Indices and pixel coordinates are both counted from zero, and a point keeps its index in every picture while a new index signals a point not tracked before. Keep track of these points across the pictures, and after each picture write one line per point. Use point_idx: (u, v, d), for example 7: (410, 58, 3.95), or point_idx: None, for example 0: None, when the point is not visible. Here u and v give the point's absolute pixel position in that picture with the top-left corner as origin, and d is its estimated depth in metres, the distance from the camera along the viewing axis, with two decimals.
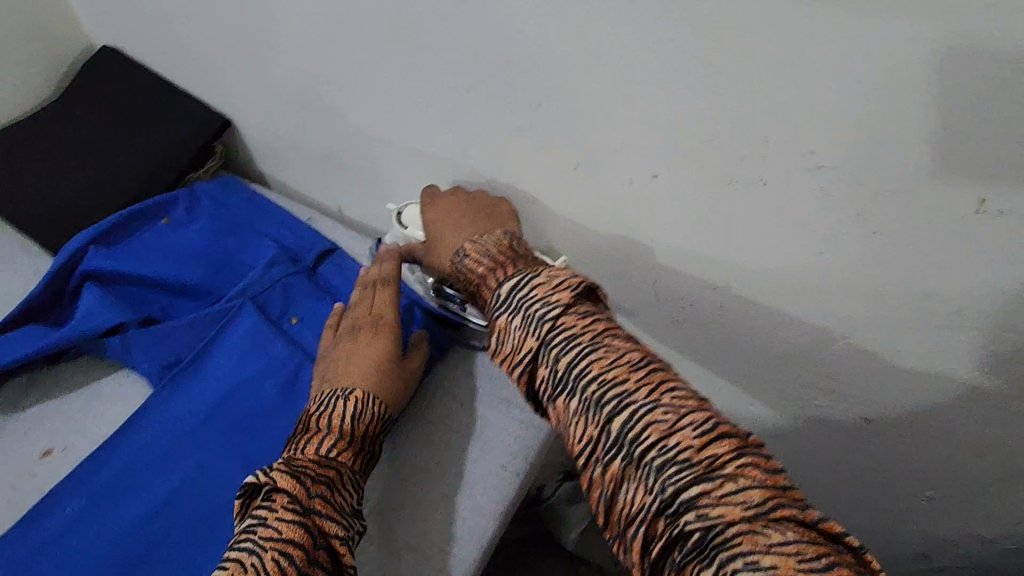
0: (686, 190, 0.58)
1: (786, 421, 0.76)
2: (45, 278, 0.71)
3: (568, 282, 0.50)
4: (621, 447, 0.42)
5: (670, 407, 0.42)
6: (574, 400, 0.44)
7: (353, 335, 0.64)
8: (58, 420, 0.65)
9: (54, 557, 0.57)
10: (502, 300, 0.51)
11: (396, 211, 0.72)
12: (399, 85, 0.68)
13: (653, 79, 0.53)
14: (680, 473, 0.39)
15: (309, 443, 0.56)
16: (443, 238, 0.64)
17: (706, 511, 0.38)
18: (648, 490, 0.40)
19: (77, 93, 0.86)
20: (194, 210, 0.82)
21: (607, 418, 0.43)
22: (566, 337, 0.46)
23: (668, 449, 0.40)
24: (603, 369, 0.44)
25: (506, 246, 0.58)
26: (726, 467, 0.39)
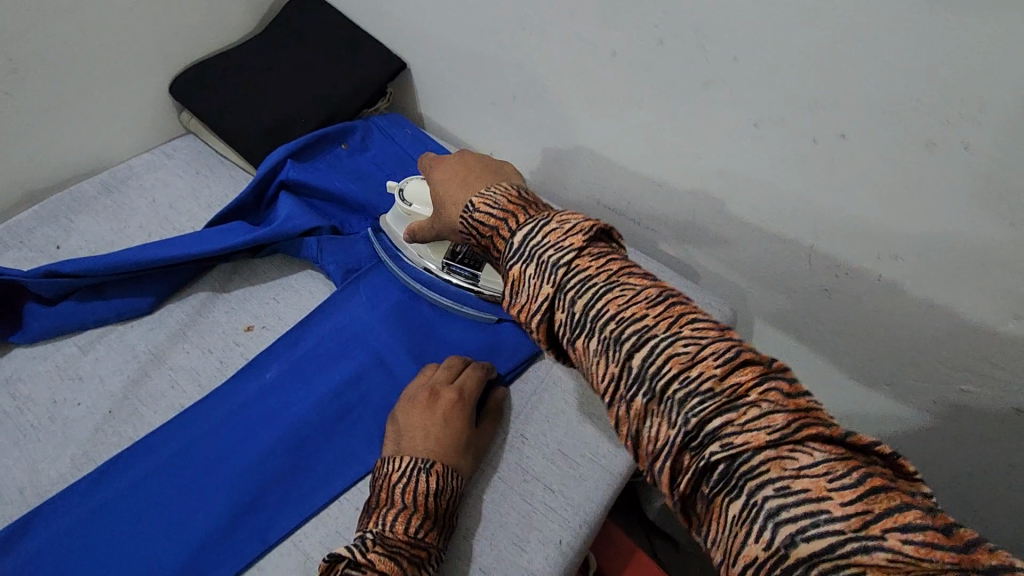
0: (874, 150, 0.60)
1: (924, 405, 0.74)
2: (253, 182, 0.81)
3: (580, 231, 0.46)
4: (642, 384, 0.40)
5: (690, 340, 0.40)
6: (594, 341, 0.43)
7: (429, 410, 0.60)
8: (258, 303, 0.74)
9: (255, 413, 0.64)
10: (514, 251, 0.48)
11: (397, 187, 0.73)
12: (591, 34, 0.72)
13: (867, 33, 0.54)
14: (703, 405, 0.38)
15: (398, 521, 0.52)
16: (450, 196, 0.58)
17: (729, 441, 0.37)
18: (671, 423, 0.39)
19: (277, 28, 0.97)
20: (367, 139, 0.90)
21: (628, 353, 0.41)
22: (582, 280, 0.44)
23: (689, 380, 0.39)
24: (621, 308, 0.42)
25: (514, 194, 0.53)
26: (749, 395, 0.38)
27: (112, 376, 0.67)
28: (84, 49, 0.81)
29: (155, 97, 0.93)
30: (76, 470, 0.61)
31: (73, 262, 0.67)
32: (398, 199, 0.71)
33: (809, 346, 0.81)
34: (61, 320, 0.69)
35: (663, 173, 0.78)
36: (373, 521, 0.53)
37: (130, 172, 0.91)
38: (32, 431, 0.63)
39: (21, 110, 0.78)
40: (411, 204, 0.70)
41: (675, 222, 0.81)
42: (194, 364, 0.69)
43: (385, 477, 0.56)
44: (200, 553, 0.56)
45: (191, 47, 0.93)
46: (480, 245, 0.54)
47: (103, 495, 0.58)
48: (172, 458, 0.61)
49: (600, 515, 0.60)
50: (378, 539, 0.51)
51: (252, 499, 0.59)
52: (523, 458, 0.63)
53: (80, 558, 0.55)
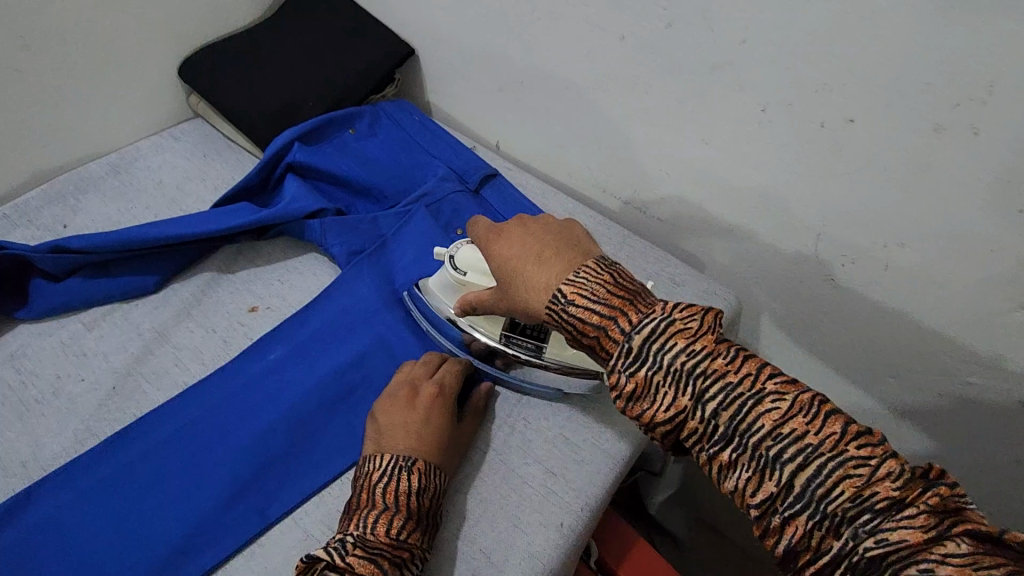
0: (883, 136, 0.59)
1: (929, 398, 0.74)
2: (258, 164, 0.81)
3: (709, 331, 0.45)
4: (807, 502, 0.39)
5: (859, 458, 0.38)
6: (744, 457, 0.41)
7: (411, 407, 0.59)
8: (262, 284, 0.74)
9: (257, 392, 0.64)
10: (639, 356, 0.45)
11: (447, 253, 0.63)
12: (598, 17, 0.71)
13: (878, 15, 0.54)
14: (871, 519, 0.37)
15: (380, 523, 0.51)
16: (526, 275, 0.53)
17: (885, 538, 0.37)
18: (836, 536, 0.38)
19: (286, 13, 0.97)
20: (376, 125, 0.89)
21: (788, 472, 0.39)
22: (724, 389, 0.42)
23: (861, 498, 0.38)
24: (776, 423, 0.40)
25: (608, 279, 0.50)
26: (909, 503, 0.37)
27: (116, 352, 0.67)
28: (94, 29, 0.81)
29: (163, 80, 0.93)
30: (79, 444, 0.61)
31: (79, 238, 0.68)
32: (449, 267, 0.63)
33: (813, 337, 0.80)
34: (66, 296, 0.69)
35: (671, 160, 0.77)
36: (354, 523, 0.51)
37: (136, 153, 0.91)
38: (35, 405, 0.63)
39: (30, 89, 0.79)
40: (466, 272, 0.62)
41: (683, 210, 0.81)
42: (197, 344, 0.69)
43: (366, 475, 0.55)
44: (199, 529, 0.56)
45: (201, 29, 0.93)
46: (581, 342, 0.49)
47: (104, 470, 0.58)
48: (173, 436, 0.61)
49: (600, 499, 0.60)
50: (359, 542, 0.49)
51: (253, 477, 0.59)
52: (524, 442, 0.62)
53: (81, 532, 0.55)
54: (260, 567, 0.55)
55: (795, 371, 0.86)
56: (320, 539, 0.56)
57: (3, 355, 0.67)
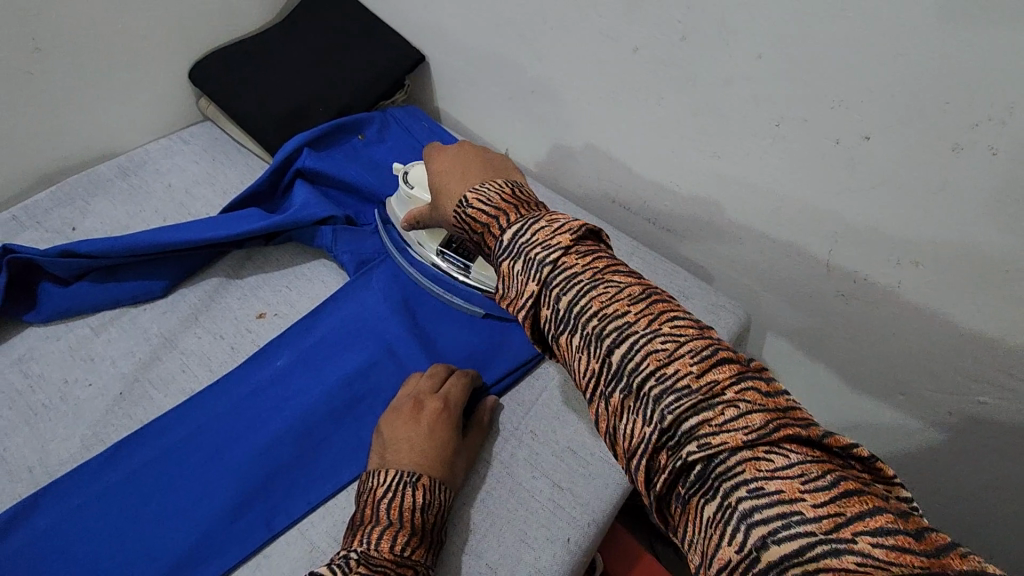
0: (900, 153, 0.59)
1: (940, 416, 0.73)
2: (268, 169, 0.81)
3: (567, 225, 0.46)
4: (621, 379, 0.40)
5: (670, 338, 0.40)
6: (578, 336, 0.42)
7: (415, 421, 0.59)
8: (269, 291, 0.74)
9: (264, 401, 0.64)
10: (504, 246, 0.47)
11: (401, 169, 0.72)
12: (612, 27, 0.71)
13: (896, 32, 0.53)
14: (678, 402, 0.37)
15: (384, 539, 0.50)
16: (447, 188, 0.57)
17: (706, 441, 0.36)
18: (647, 421, 0.38)
19: (297, 16, 0.97)
20: (384, 131, 0.89)
21: (608, 349, 0.41)
22: (567, 276, 0.43)
23: (666, 377, 0.38)
24: (603, 305, 0.42)
25: (508, 190, 0.52)
26: (725, 394, 0.37)
27: (123, 358, 0.67)
28: (106, 32, 0.81)
29: (173, 82, 0.93)
30: (85, 450, 0.61)
31: (88, 243, 0.67)
32: (402, 183, 0.72)
33: (822, 352, 0.80)
34: (74, 301, 0.69)
35: (682, 172, 0.77)
36: (357, 539, 0.51)
37: (146, 156, 0.91)
38: (42, 411, 0.63)
39: (41, 90, 0.79)
40: (413, 187, 0.71)
41: (694, 222, 0.80)
42: (204, 349, 0.69)
43: (370, 491, 0.55)
44: (206, 538, 0.56)
45: (212, 32, 0.94)
46: (473, 241, 0.53)
47: (110, 477, 0.58)
48: (180, 444, 0.61)
49: (608, 514, 0.59)
50: (362, 559, 0.49)
51: (259, 487, 0.59)
52: (532, 455, 0.62)
53: (85, 539, 0.55)
54: None
55: (803, 385, 0.86)
56: (327, 551, 0.56)
57: (11, 359, 0.66)
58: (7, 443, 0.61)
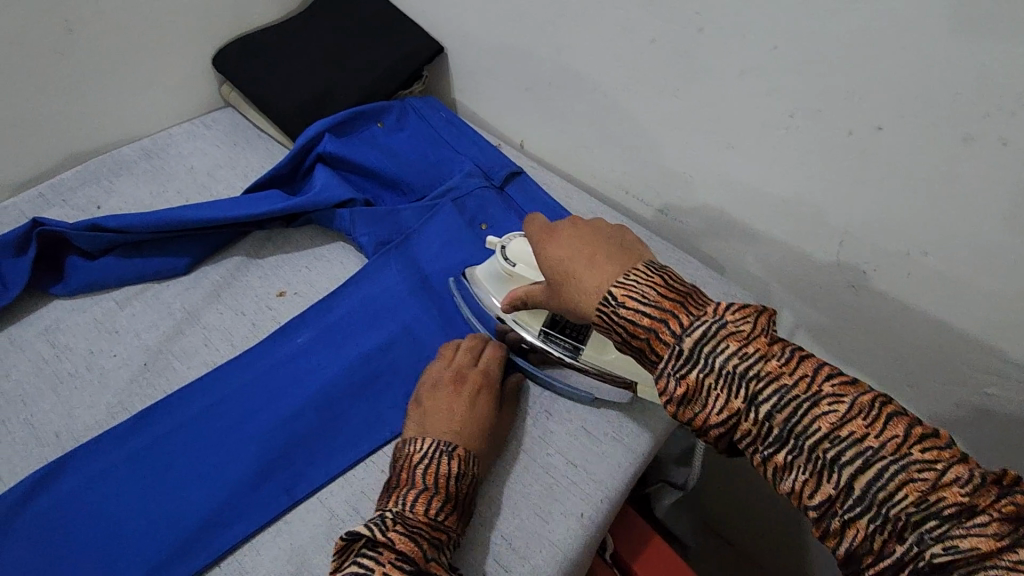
0: (910, 144, 0.60)
1: (946, 408, 0.74)
2: (290, 153, 0.83)
3: (761, 333, 0.47)
4: (868, 506, 0.41)
5: (921, 462, 0.40)
6: (801, 458, 0.43)
7: (456, 394, 0.60)
8: (290, 271, 0.76)
9: (286, 374, 0.65)
10: (690, 358, 0.47)
11: (499, 245, 0.67)
12: (630, 19, 0.73)
13: (910, 25, 0.55)
14: (939, 526, 0.39)
15: (420, 501, 0.51)
16: (579, 279, 0.55)
17: (955, 545, 0.38)
18: (900, 541, 0.40)
19: (318, 7, 0.99)
20: (403, 119, 0.91)
21: (849, 476, 0.41)
22: (779, 392, 0.44)
23: (927, 503, 0.39)
24: (833, 426, 0.42)
25: (658, 282, 0.51)
26: (985, 512, 0.39)
27: (148, 331, 0.69)
28: (134, 16, 0.83)
29: (196, 68, 0.95)
30: (111, 418, 0.62)
31: (116, 218, 0.69)
32: (500, 258, 0.67)
33: (830, 344, 0.81)
34: (100, 274, 0.70)
35: (696, 163, 0.78)
36: (392, 501, 0.52)
37: (168, 139, 0.93)
38: (68, 378, 0.64)
39: (71, 72, 0.81)
40: (514, 264, 0.66)
41: (706, 213, 0.82)
42: (227, 325, 0.70)
43: (406, 457, 0.56)
44: (228, 504, 0.57)
45: (236, 20, 0.95)
46: (628, 343, 0.51)
47: (136, 443, 0.60)
48: (204, 414, 0.62)
49: (620, 491, 0.60)
50: (399, 518, 0.50)
51: (280, 457, 0.60)
52: (546, 433, 0.63)
53: (111, 501, 0.57)
54: (287, 543, 0.56)
55: None
56: (347, 519, 0.57)
57: (38, 329, 0.68)
58: (34, 408, 0.62)
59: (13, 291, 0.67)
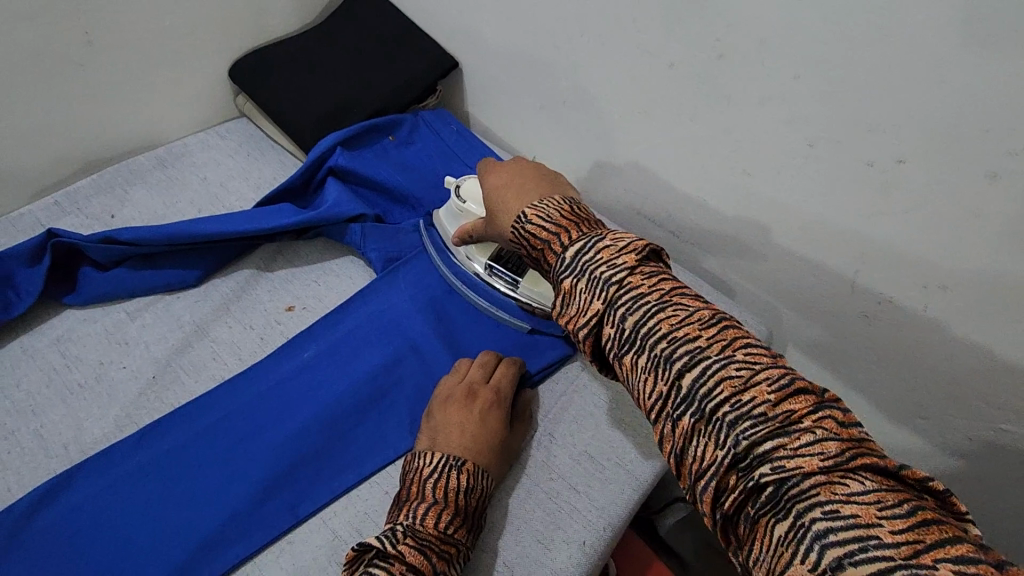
0: (930, 178, 0.59)
1: (960, 441, 0.73)
2: (302, 166, 0.83)
3: (633, 249, 0.49)
4: (692, 405, 0.41)
5: (743, 364, 0.42)
6: (643, 357, 0.44)
7: (467, 407, 0.60)
8: (300, 285, 0.76)
9: (292, 390, 0.65)
10: (566, 264, 0.49)
11: (454, 183, 0.74)
12: (648, 42, 0.72)
13: (934, 59, 0.54)
14: (754, 429, 0.39)
15: (429, 515, 0.52)
16: (506, 202, 0.60)
17: (780, 463, 0.38)
18: (718, 444, 0.40)
19: (335, 20, 0.99)
20: (414, 133, 0.91)
21: (678, 372, 0.43)
22: (635, 297, 0.46)
23: (742, 404, 0.40)
24: (673, 326, 0.44)
25: (566, 208, 0.56)
26: (802, 422, 0.39)
27: (157, 343, 0.69)
28: (155, 28, 0.84)
29: (214, 79, 0.95)
30: (119, 431, 0.63)
31: (131, 231, 0.70)
32: (454, 196, 0.73)
33: (841, 372, 0.80)
34: (112, 285, 0.71)
35: (710, 187, 0.78)
36: (403, 514, 0.53)
37: (184, 148, 0.94)
38: (78, 390, 0.65)
39: (91, 82, 0.82)
40: (465, 202, 0.72)
41: (718, 237, 0.81)
42: (235, 339, 0.70)
43: (416, 470, 0.57)
44: (231, 521, 0.57)
45: (255, 32, 0.96)
46: (531, 256, 0.55)
47: (140, 457, 0.60)
48: (210, 428, 0.62)
49: (624, 519, 0.60)
50: (409, 531, 0.51)
51: (284, 474, 0.60)
52: (549, 458, 0.63)
53: (114, 516, 0.57)
54: (289, 564, 0.56)
55: None
56: (349, 540, 0.57)
57: (50, 339, 0.69)
58: (44, 419, 0.63)
59: (26, 300, 0.68)
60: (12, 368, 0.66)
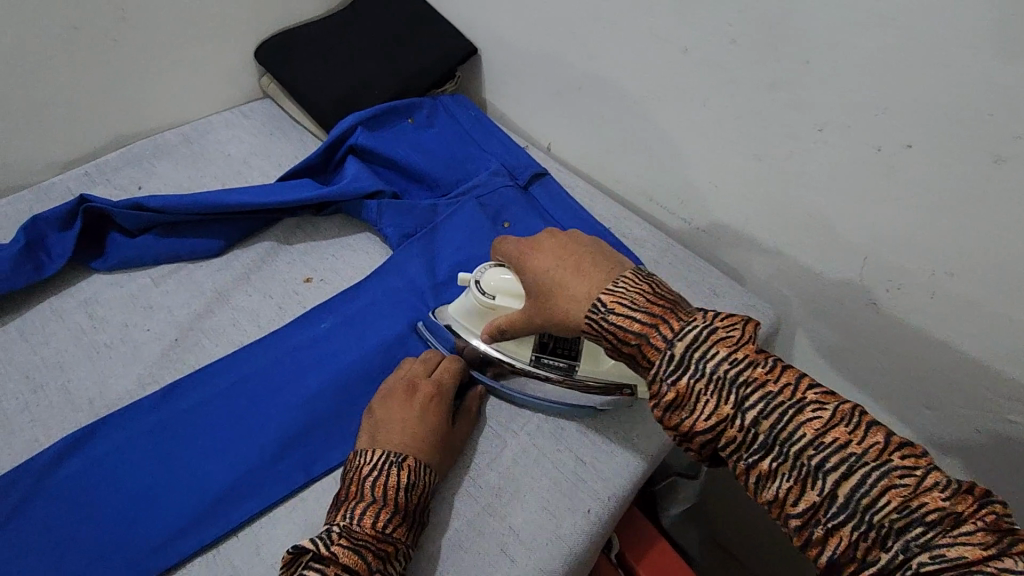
0: (939, 164, 0.60)
1: (965, 433, 0.73)
2: (324, 145, 0.85)
3: (749, 341, 0.48)
4: (850, 512, 0.41)
5: (901, 467, 0.41)
6: (787, 464, 0.43)
7: (408, 403, 0.60)
8: (317, 257, 0.78)
9: (307, 357, 0.67)
10: (682, 364, 0.47)
11: (474, 280, 0.63)
12: (663, 29, 0.73)
13: (945, 44, 0.55)
14: (922, 533, 0.39)
15: (367, 514, 0.51)
16: (567, 288, 0.56)
17: (946, 559, 0.38)
18: (883, 548, 0.40)
19: (358, 6, 1.01)
20: (433, 116, 0.92)
21: (833, 480, 0.42)
22: (765, 398, 0.45)
23: (909, 510, 0.40)
24: (818, 431, 0.43)
25: (646, 291, 0.53)
26: (968, 520, 0.39)
27: (179, 308, 0.71)
28: (184, 8, 0.87)
29: (239, 60, 0.98)
30: (141, 389, 0.65)
31: (156, 199, 0.72)
32: (479, 295, 0.62)
33: (847, 362, 0.80)
34: (138, 251, 0.73)
35: (720, 174, 0.78)
36: (340, 514, 0.52)
37: (208, 126, 0.96)
38: (103, 348, 0.68)
39: (121, 58, 0.84)
40: (495, 296, 0.62)
41: (728, 224, 0.82)
42: (254, 307, 0.73)
43: (356, 469, 0.55)
44: (245, 478, 0.59)
45: (280, 16, 0.99)
46: (620, 351, 0.52)
47: (161, 415, 0.62)
48: (229, 390, 0.64)
49: (628, 491, 0.61)
50: (344, 532, 0.50)
51: (298, 435, 0.62)
52: (556, 429, 0.64)
53: (134, 468, 0.59)
54: (302, 519, 0.58)
55: None
56: None
57: (78, 300, 0.71)
58: (72, 375, 0.65)
59: (57, 263, 0.70)
60: (42, 327, 0.69)
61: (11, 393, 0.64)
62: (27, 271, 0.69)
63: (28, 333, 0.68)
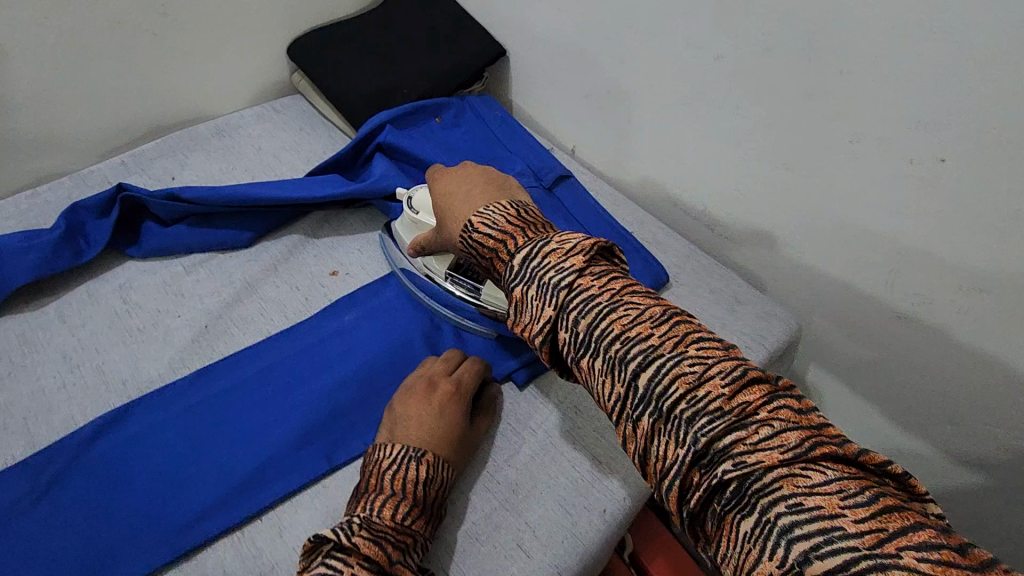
0: (974, 178, 0.59)
1: (987, 451, 0.72)
2: (352, 142, 0.87)
3: (581, 252, 0.48)
4: (648, 403, 0.41)
5: (695, 359, 0.41)
6: (599, 360, 0.44)
7: (426, 400, 0.61)
8: (344, 251, 0.80)
9: (332, 347, 0.69)
10: (520, 274, 0.48)
11: (406, 194, 0.71)
12: (696, 35, 0.74)
13: (987, 57, 0.54)
14: (709, 423, 0.39)
15: (387, 506, 0.52)
16: (453, 210, 0.59)
17: (741, 459, 0.38)
18: (678, 443, 0.40)
19: (390, 5, 1.03)
20: (460, 116, 0.93)
21: (634, 373, 0.42)
22: (586, 300, 0.45)
23: (696, 400, 0.40)
24: (624, 327, 0.43)
25: (513, 213, 0.53)
26: (757, 414, 0.39)
27: (209, 296, 0.73)
28: (224, 4, 0.89)
29: (274, 56, 1.00)
30: (172, 372, 0.67)
31: (192, 190, 0.74)
32: (407, 208, 0.70)
33: (868, 373, 0.80)
34: (172, 239, 0.76)
35: (748, 181, 0.79)
36: (360, 506, 0.53)
37: (241, 119, 0.98)
38: (137, 333, 0.70)
39: (161, 51, 0.87)
40: (418, 212, 0.69)
41: (752, 232, 0.82)
42: (282, 298, 0.74)
43: (376, 462, 0.56)
44: (269, 463, 0.61)
45: (315, 14, 1.01)
46: (480, 266, 0.54)
47: (191, 398, 0.64)
48: (256, 377, 0.66)
49: (644, 493, 0.61)
50: (365, 523, 0.50)
51: (321, 423, 0.63)
52: (574, 428, 0.65)
53: (163, 448, 0.61)
54: (323, 506, 0.59)
55: (845, 406, 0.86)
56: None
57: (113, 286, 0.73)
58: (106, 357, 0.68)
59: (95, 248, 0.73)
60: (79, 309, 0.71)
61: (48, 371, 0.66)
62: (67, 255, 0.71)
63: (65, 315, 0.71)
